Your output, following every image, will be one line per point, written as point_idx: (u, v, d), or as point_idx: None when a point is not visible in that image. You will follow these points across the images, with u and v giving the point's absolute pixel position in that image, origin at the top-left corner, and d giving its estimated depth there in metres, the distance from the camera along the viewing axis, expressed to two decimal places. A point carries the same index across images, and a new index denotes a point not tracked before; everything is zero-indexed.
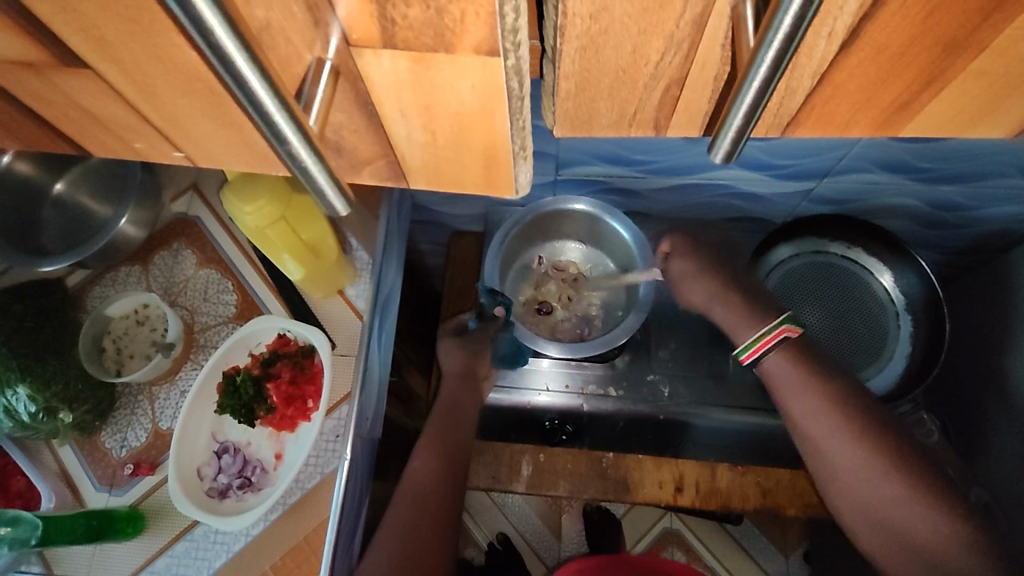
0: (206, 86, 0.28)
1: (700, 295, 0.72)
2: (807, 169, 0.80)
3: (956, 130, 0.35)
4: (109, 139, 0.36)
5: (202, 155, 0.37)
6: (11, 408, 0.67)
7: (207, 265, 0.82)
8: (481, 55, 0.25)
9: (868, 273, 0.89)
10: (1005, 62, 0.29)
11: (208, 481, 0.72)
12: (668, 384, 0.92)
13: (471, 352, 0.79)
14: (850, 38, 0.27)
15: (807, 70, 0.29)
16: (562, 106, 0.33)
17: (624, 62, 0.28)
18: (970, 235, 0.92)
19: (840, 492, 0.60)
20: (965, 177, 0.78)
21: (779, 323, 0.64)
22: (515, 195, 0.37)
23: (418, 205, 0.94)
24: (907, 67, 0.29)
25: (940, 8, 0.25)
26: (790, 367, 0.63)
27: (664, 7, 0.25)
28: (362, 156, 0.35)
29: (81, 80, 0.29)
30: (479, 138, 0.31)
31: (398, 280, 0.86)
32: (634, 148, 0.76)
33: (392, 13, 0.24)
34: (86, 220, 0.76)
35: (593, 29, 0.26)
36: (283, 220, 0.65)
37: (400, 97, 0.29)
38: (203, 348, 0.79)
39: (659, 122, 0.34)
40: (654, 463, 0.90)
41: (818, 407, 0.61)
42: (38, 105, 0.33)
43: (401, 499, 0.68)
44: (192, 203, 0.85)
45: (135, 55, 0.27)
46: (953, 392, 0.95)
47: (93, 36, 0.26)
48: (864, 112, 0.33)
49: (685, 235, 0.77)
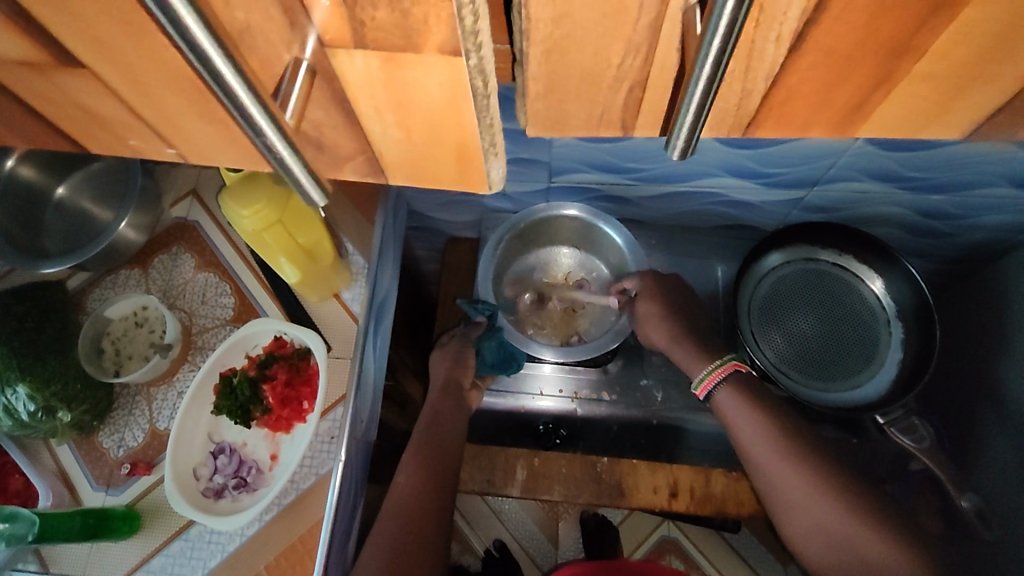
0: (194, 85, 0.30)
1: (660, 336, 0.79)
2: (798, 179, 0.81)
3: (913, 129, 0.36)
4: (107, 137, 0.37)
5: (195, 152, 0.38)
6: (11, 407, 0.68)
7: (206, 269, 0.83)
8: (444, 55, 0.26)
9: (861, 281, 0.89)
10: (946, 66, 0.30)
11: (204, 481, 0.73)
12: (661, 389, 0.93)
13: (457, 358, 0.82)
14: (797, 42, 0.28)
15: (760, 73, 0.30)
16: (533, 108, 0.34)
17: (588, 65, 0.30)
18: (961, 243, 0.93)
19: (786, 503, 0.65)
20: (951, 187, 0.80)
21: (729, 361, 0.73)
22: (491, 191, 0.39)
23: (413, 212, 0.95)
24: (855, 69, 0.30)
25: (878, 16, 0.27)
26: (735, 397, 0.70)
27: (621, 13, 0.26)
28: (343, 153, 0.36)
29: (80, 80, 0.31)
30: (450, 135, 0.33)
31: (393, 285, 0.87)
32: (625, 157, 0.77)
33: (361, 14, 0.25)
34: (89, 225, 0.78)
35: (556, 33, 0.27)
36: (280, 224, 0.66)
37: (374, 95, 0.30)
38: (200, 350, 0.80)
39: (627, 123, 0.35)
40: (649, 468, 0.91)
41: (759, 430, 0.68)
42: (41, 104, 0.34)
43: (388, 509, 0.68)
44: (192, 208, 0.86)
45: (128, 54, 0.28)
46: (943, 400, 0.95)
47: (90, 36, 0.27)
48: (820, 113, 0.34)
49: (653, 276, 0.83)
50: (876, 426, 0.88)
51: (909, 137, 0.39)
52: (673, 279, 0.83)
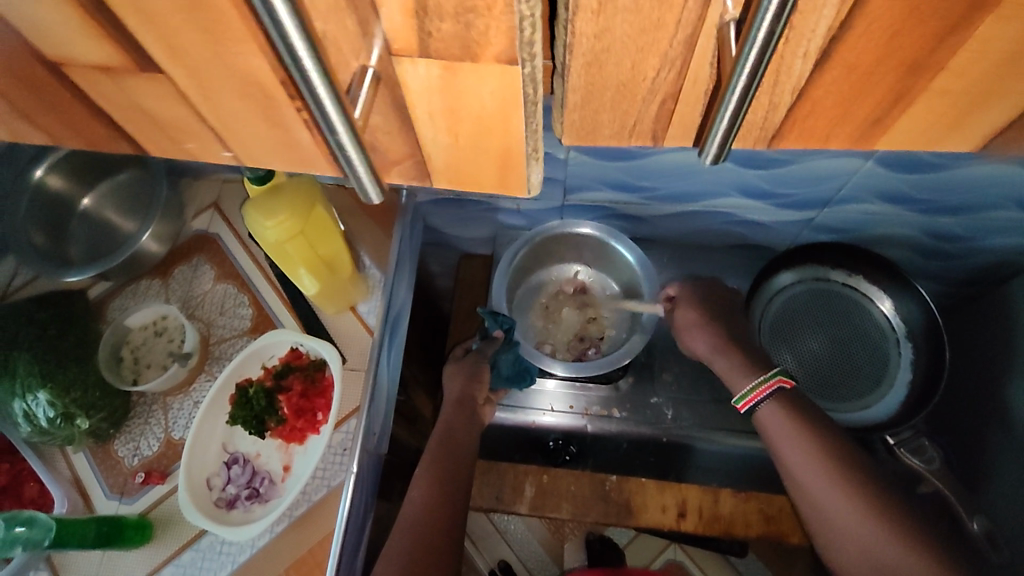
0: (261, 92, 0.32)
1: (701, 345, 0.76)
2: (808, 199, 0.83)
3: (923, 144, 0.37)
4: (164, 140, 0.39)
5: (248, 155, 0.39)
6: (30, 412, 0.70)
7: (225, 280, 0.85)
8: (501, 64, 0.28)
9: (869, 301, 0.90)
10: (961, 83, 0.31)
11: (217, 491, 0.74)
12: (671, 407, 0.92)
13: (472, 373, 0.82)
14: (823, 57, 0.29)
15: (787, 87, 0.32)
16: (570, 118, 0.36)
17: (625, 77, 0.31)
18: (971, 264, 0.94)
19: (832, 528, 0.62)
20: (962, 209, 0.81)
21: (774, 374, 0.68)
22: (527, 194, 0.40)
23: (429, 226, 0.99)
24: (875, 86, 0.32)
25: (901, 32, 0.28)
26: (781, 416, 0.66)
27: (660, 28, 0.27)
28: (392, 157, 0.37)
29: (152, 85, 0.33)
30: (497, 140, 0.34)
31: (408, 299, 0.88)
32: (638, 175, 0.80)
33: (429, 26, 0.27)
34: (111, 233, 0.82)
35: (598, 47, 0.29)
36: (303, 235, 0.69)
37: (430, 100, 0.32)
38: (218, 360, 0.81)
39: (657, 133, 0.36)
40: (658, 488, 0.91)
41: (807, 451, 0.64)
42: (108, 108, 0.36)
43: (401, 525, 0.69)
44: (213, 220, 0.88)
45: (202, 61, 0.30)
46: (959, 424, 0.95)
47: (168, 44, 0.29)
48: (842, 127, 0.35)
49: (694, 286, 0.81)
50: (886, 447, 0.87)
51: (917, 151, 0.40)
52: (715, 288, 0.81)
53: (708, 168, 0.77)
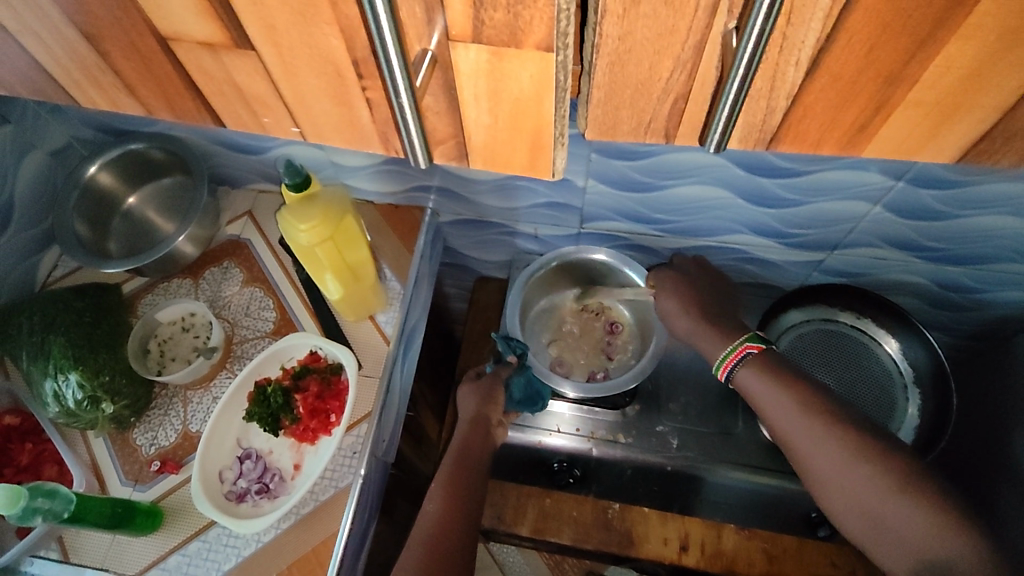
0: (336, 69, 0.38)
1: (682, 324, 0.77)
2: (819, 241, 0.86)
3: (908, 153, 0.43)
4: (245, 113, 0.46)
5: (313, 132, 0.46)
6: (60, 393, 0.74)
7: (252, 284, 0.88)
8: (540, 51, 0.34)
9: (876, 343, 0.91)
10: (933, 95, 0.38)
11: (228, 484, 0.76)
12: (678, 437, 0.90)
13: (487, 395, 0.82)
14: (813, 67, 0.36)
15: (782, 92, 0.38)
16: (594, 113, 0.41)
17: (643, 77, 0.37)
18: (982, 318, 0.95)
19: (825, 489, 0.60)
20: (969, 260, 0.83)
21: (742, 341, 0.70)
22: (551, 179, 0.46)
23: (450, 248, 1.03)
24: (858, 94, 0.38)
25: (877, 46, 0.35)
26: (759, 374, 0.67)
27: (673, 33, 0.34)
28: (437, 137, 0.43)
29: (244, 60, 0.40)
30: (530, 121, 0.40)
31: (422, 317, 0.91)
32: (655, 207, 0.83)
33: (483, 15, 0.32)
34: (151, 232, 0.87)
35: (621, 48, 0.35)
36: (332, 241, 0.74)
37: (477, 83, 0.37)
38: (239, 358, 0.84)
39: (669, 131, 0.42)
40: (660, 519, 0.91)
41: (790, 410, 0.63)
42: (203, 80, 0.43)
43: (413, 540, 0.70)
44: (246, 227, 0.92)
45: (291, 39, 0.37)
46: (970, 476, 0.94)
47: (267, 24, 0.36)
48: (831, 133, 0.42)
49: (672, 275, 0.81)
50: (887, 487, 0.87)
51: (906, 161, 0.45)
52: (687, 270, 0.82)
53: (721, 203, 0.80)
